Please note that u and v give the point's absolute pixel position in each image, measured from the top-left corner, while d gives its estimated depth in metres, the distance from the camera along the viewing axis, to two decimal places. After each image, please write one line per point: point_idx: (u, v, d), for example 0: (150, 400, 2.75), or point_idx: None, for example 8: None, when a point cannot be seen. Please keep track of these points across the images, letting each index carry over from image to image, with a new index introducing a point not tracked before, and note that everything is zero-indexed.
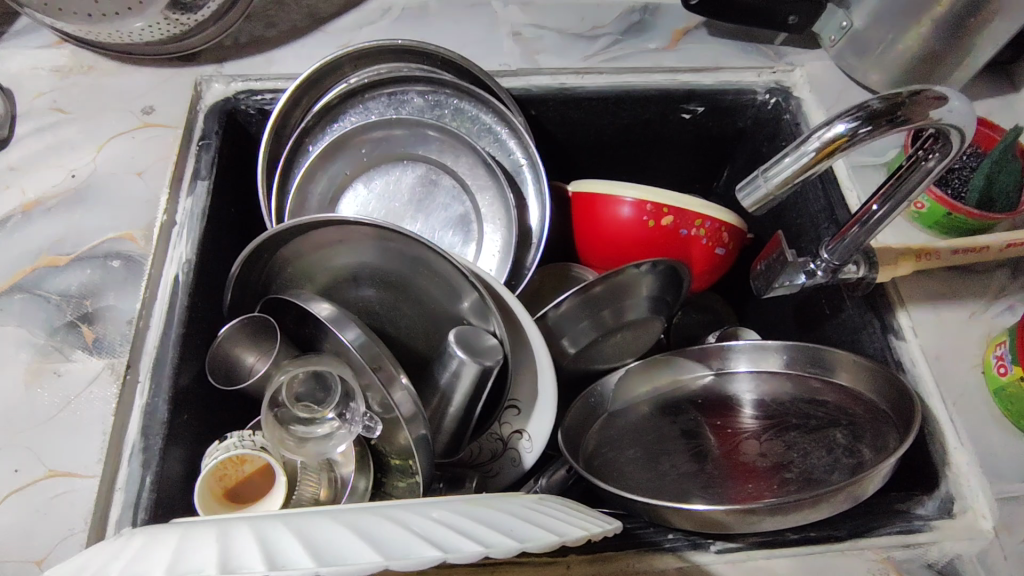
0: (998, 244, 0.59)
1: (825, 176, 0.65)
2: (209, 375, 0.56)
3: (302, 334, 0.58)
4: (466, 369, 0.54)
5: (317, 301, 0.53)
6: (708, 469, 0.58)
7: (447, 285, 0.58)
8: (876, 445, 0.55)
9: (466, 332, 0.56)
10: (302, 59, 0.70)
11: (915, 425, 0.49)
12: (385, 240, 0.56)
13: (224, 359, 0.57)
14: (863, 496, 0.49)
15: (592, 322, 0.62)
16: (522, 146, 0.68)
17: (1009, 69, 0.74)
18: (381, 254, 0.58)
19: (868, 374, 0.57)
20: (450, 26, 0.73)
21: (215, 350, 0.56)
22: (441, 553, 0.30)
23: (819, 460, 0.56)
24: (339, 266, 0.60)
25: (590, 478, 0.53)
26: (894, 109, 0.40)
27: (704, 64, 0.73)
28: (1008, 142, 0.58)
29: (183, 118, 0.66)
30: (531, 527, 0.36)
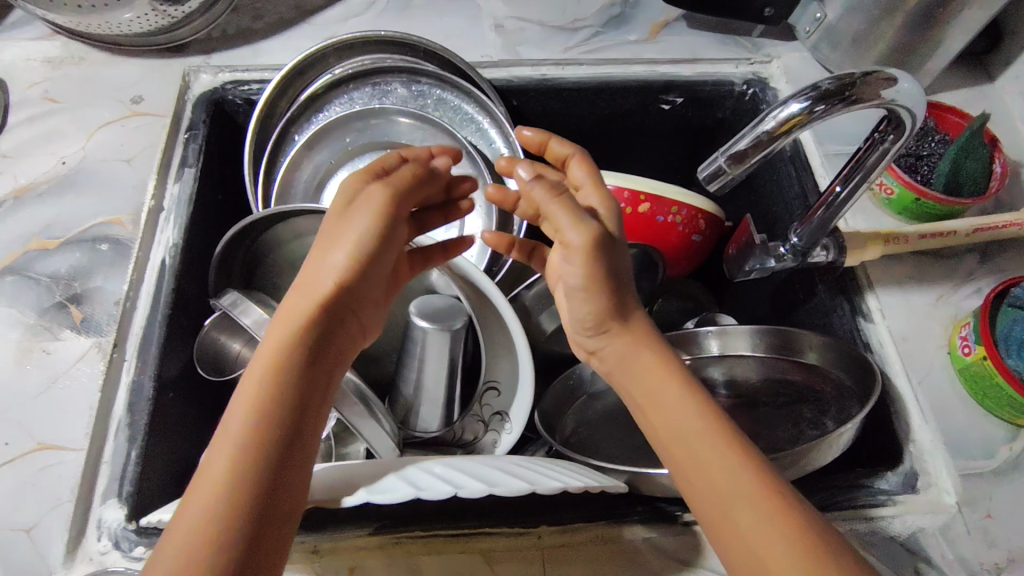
0: (966, 229, 0.60)
1: (799, 164, 0.66)
2: (198, 364, 0.58)
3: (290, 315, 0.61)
4: (430, 337, 0.56)
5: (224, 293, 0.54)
6: None
7: None
8: (839, 418, 0.58)
9: (424, 303, 0.57)
10: (289, 50, 0.71)
11: (872, 397, 0.51)
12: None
13: (212, 347, 0.59)
14: (817, 462, 0.52)
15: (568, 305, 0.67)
16: (503, 135, 0.70)
17: (983, 61, 0.76)
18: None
19: (832, 352, 0.59)
20: (434, 18, 0.75)
21: (202, 339, 0.58)
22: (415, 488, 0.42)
23: (784, 433, 0.60)
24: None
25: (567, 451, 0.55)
26: (846, 89, 0.43)
27: (682, 56, 0.75)
28: (974, 131, 0.59)
29: (171, 107, 0.67)
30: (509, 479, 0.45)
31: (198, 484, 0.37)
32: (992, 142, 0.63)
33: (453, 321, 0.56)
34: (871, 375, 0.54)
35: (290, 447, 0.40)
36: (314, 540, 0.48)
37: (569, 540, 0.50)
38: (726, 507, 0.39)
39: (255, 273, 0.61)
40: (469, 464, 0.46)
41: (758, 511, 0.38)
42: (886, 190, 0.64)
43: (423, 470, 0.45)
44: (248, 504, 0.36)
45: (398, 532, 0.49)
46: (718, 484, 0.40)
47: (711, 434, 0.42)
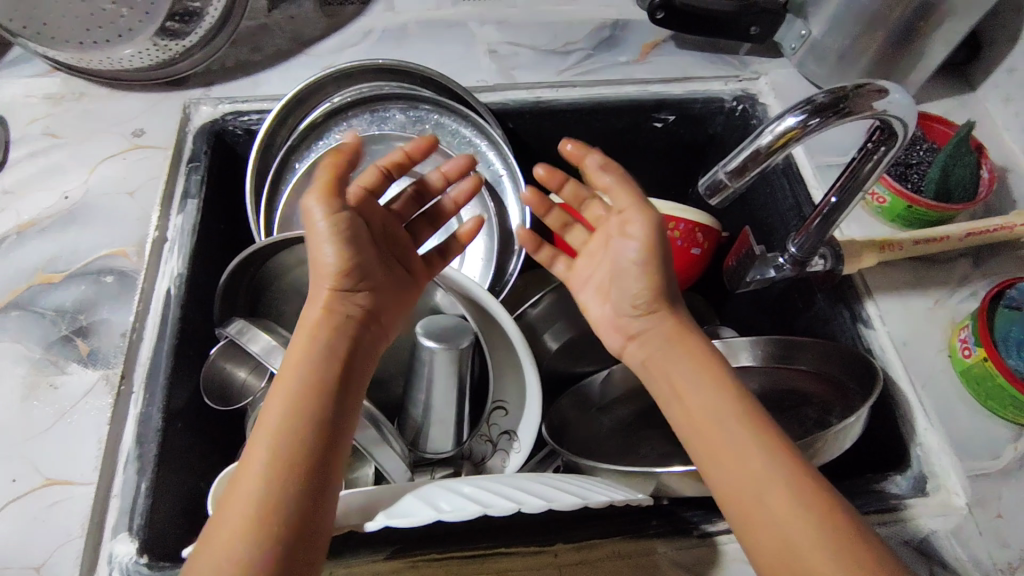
0: (958, 233, 0.62)
1: (790, 175, 0.68)
2: (205, 396, 0.58)
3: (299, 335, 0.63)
4: (438, 357, 0.56)
5: (229, 321, 0.54)
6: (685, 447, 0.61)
7: None
8: (843, 413, 0.58)
9: (432, 323, 0.57)
10: (287, 80, 0.72)
11: (876, 391, 0.52)
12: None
13: (218, 377, 0.58)
14: (826, 455, 0.53)
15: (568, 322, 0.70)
16: (501, 156, 0.71)
17: (964, 71, 0.78)
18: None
19: (825, 351, 0.60)
20: (429, 46, 0.76)
21: (208, 367, 0.58)
22: (480, 507, 0.42)
23: (790, 430, 0.60)
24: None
25: (577, 458, 0.56)
26: (839, 101, 0.43)
27: (673, 75, 0.76)
28: (960, 139, 0.61)
29: (173, 139, 0.68)
30: (561, 494, 0.44)
31: (238, 483, 0.41)
32: (978, 149, 0.65)
33: (460, 339, 0.56)
34: (868, 364, 0.55)
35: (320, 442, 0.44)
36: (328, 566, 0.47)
37: (588, 554, 0.50)
38: (738, 474, 0.44)
39: (260, 301, 0.62)
40: (521, 482, 0.46)
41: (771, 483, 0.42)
42: (877, 199, 0.65)
43: (476, 488, 0.45)
44: (287, 499, 0.40)
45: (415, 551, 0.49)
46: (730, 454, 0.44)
47: (732, 410, 0.46)
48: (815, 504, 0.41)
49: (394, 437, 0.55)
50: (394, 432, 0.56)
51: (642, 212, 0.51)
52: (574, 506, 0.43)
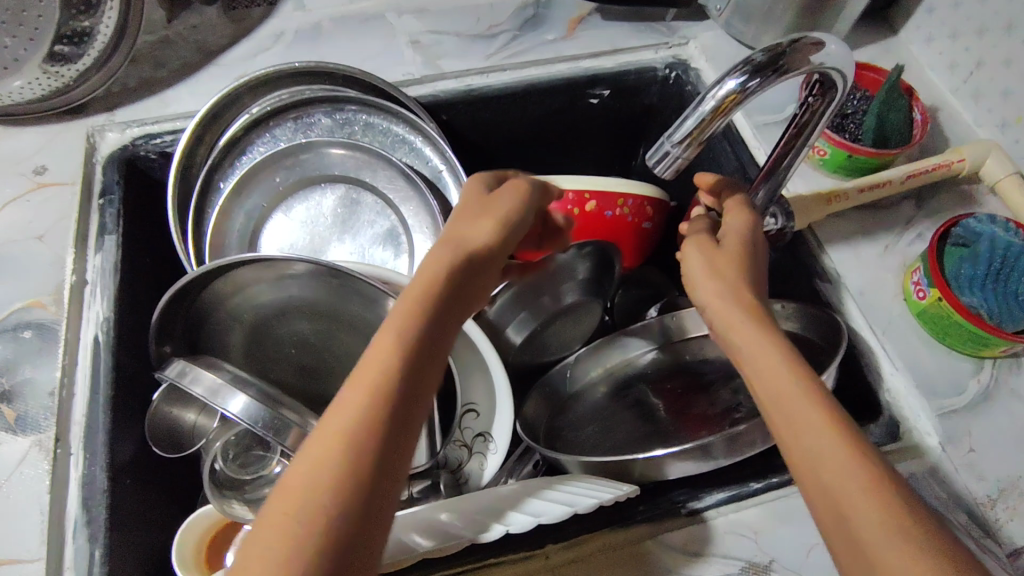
0: (899, 176, 0.63)
1: (732, 137, 0.68)
2: (154, 447, 0.54)
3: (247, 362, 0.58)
4: None
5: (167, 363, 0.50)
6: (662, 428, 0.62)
7: (364, 296, 0.55)
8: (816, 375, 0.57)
9: None
10: (198, 95, 0.67)
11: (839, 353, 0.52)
12: (328, 280, 0.55)
13: (167, 425, 0.55)
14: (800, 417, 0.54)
15: (532, 311, 0.67)
16: (438, 152, 0.68)
17: (883, 15, 0.79)
18: (314, 287, 0.56)
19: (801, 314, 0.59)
20: (347, 43, 0.72)
21: (153, 417, 0.54)
22: (473, 535, 0.43)
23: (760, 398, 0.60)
24: (271, 298, 0.57)
25: (554, 454, 0.54)
26: (779, 60, 0.42)
27: (602, 49, 0.75)
28: (892, 83, 0.61)
29: (79, 173, 0.62)
30: (552, 506, 0.44)
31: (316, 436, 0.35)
32: (909, 92, 0.66)
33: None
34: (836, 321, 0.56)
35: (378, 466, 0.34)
36: None
37: (578, 551, 0.48)
38: (817, 467, 0.34)
39: (201, 337, 0.56)
40: (500, 496, 0.47)
41: (847, 471, 0.33)
42: (819, 152, 0.65)
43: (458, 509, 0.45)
44: (313, 524, 0.32)
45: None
46: (803, 434, 0.36)
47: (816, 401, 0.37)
48: (896, 507, 0.32)
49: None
50: None
51: (699, 242, 0.52)
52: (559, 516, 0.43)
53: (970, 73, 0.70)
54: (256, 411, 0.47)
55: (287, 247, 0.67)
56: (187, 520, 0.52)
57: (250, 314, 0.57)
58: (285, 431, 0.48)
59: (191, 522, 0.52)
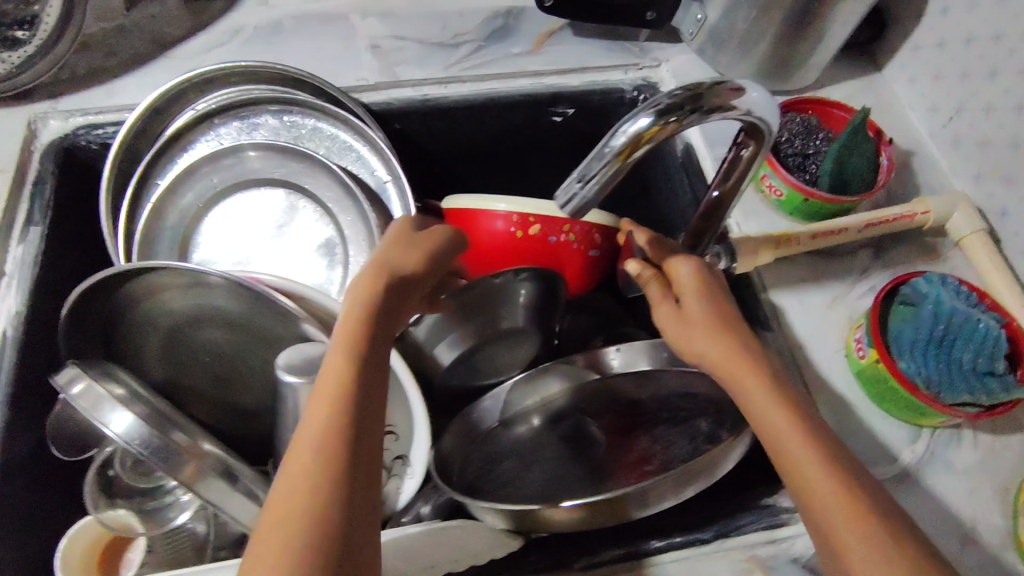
0: (856, 225, 0.59)
1: (690, 169, 0.65)
2: (53, 446, 0.53)
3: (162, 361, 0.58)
4: (301, 390, 0.51)
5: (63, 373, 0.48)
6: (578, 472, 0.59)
7: (277, 313, 0.54)
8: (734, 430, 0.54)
9: (291, 354, 0.53)
10: (145, 88, 0.66)
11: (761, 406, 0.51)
12: (240, 295, 0.53)
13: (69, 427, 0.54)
14: (717, 473, 0.52)
15: (468, 330, 0.65)
16: (385, 163, 0.66)
17: (871, 49, 0.75)
18: (228, 298, 0.54)
19: None
20: (305, 43, 0.71)
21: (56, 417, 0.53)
22: None
23: (678, 448, 0.57)
24: (185, 305, 0.56)
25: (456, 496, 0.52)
26: (696, 99, 0.38)
27: (569, 66, 0.72)
28: (855, 127, 0.58)
29: (14, 160, 0.62)
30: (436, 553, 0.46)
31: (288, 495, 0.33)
32: (877, 134, 0.62)
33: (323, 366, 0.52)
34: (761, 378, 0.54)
35: (363, 474, 0.35)
36: None
37: None
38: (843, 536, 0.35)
39: (110, 336, 0.56)
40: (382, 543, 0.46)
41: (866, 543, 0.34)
42: (775, 192, 0.62)
43: None
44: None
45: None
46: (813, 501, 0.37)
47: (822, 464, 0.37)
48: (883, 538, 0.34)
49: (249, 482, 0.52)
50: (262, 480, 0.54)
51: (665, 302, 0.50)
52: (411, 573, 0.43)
53: (950, 119, 0.66)
54: (141, 432, 0.47)
55: (221, 248, 0.66)
56: (69, 530, 0.53)
57: (164, 319, 0.57)
58: (169, 457, 0.47)
59: (72, 533, 0.52)
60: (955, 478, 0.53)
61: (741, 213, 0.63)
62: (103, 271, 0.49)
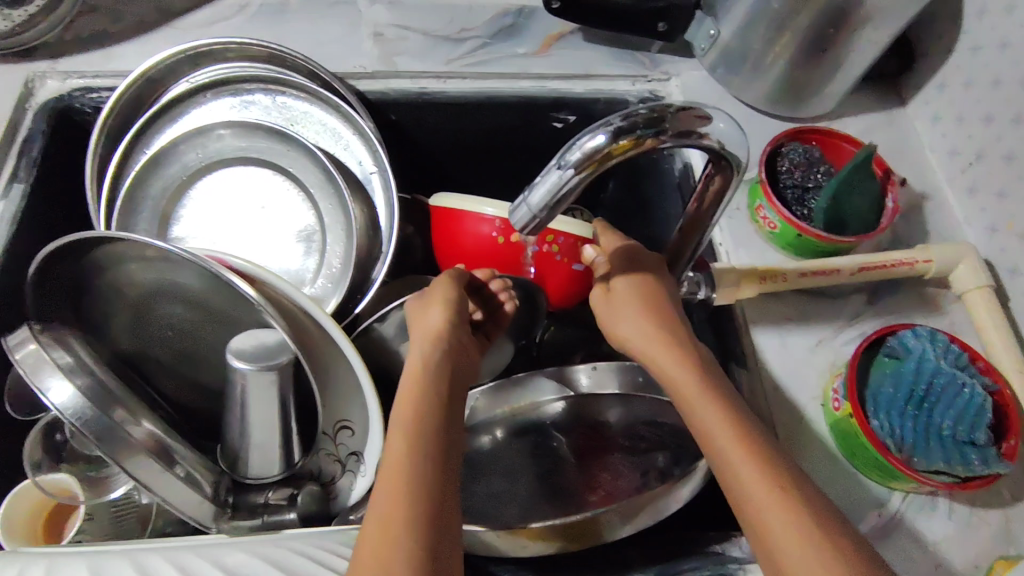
0: (851, 267, 0.56)
1: (685, 191, 0.62)
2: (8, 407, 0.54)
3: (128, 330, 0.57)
4: (250, 376, 0.51)
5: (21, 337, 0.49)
6: (526, 490, 0.56)
7: (239, 295, 0.53)
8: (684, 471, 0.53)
9: (241, 342, 0.52)
10: (144, 56, 0.66)
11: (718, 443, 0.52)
12: (209, 274, 0.52)
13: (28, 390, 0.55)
14: (665, 512, 0.53)
15: None
16: (372, 153, 0.66)
17: (895, 82, 0.71)
18: (192, 277, 0.53)
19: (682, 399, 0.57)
20: (309, 25, 0.70)
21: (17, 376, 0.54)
22: None
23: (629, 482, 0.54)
24: (148, 279, 0.54)
25: None
26: (658, 122, 0.36)
27: (574, 71, 0.69)
28: (858, 164, 0.54)
29: (7, 116, 0.62)
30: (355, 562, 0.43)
31: (386, 498, 0.36)
32: (885, 173, 0.58)
33: (278, 355, 0.51)
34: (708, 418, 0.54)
35: (447, 511, 0.37)
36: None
37: None
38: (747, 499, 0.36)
39: (81, 302, 0.54)
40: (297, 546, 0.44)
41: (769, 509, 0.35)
42: (769, 223, 0.59)
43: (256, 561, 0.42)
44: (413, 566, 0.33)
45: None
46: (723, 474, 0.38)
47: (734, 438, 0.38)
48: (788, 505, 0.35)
49: (187, 467, 0.53)
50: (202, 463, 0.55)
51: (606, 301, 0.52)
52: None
53: (969, 164, 0.62)
54: (76, 404, 0.48)
55: (201, 224, 0.66)
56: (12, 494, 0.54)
57: (128, 290, 0.55)
58: (106, 434, 0.49)
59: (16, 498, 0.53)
60: (921, 548, 0.50)
61: (731, 241, 0.61)
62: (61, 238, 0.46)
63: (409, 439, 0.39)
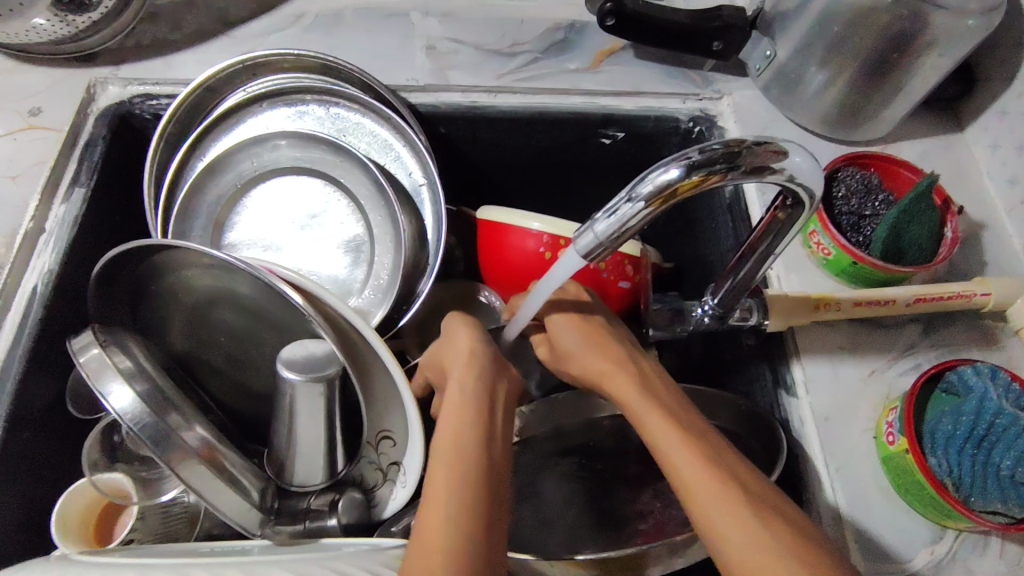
0: (907, 298, 0.54)
1: (736, 213, 0.62)
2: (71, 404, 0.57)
3: (183, 334, 0.59)
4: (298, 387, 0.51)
5: (79, 340, 0.50)
6: (568, 513, 0.56)
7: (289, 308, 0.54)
8: None
9: (291, 352, 0.52)
10: (202, 64, 0.67)
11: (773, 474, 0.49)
12: (264, 288, 0.52)
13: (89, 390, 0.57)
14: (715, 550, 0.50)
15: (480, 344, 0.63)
16: (422, 166, 0.66)
17: (954, 107, 0.69)
18: (248, 288, 0.54)
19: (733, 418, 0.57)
20: (363, 36, 0.70)
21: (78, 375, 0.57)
22: None
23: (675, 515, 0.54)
24: (206, 285, 0.55)
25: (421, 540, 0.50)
26: (733, 157, 0.36)
27: (624, 88, 0.69)
28: (919, 193, 0.53)
29: (69, 121, 0.64)
30: None
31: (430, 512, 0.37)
32: (945, 203, 0.57)
33: (324, 367, 0.51)
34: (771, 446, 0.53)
35: (489, 549, 0.37)
36: None
37: None
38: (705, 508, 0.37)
39: (139, 304, 0.55)
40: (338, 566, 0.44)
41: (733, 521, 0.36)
42: (823, 249, 0.58)
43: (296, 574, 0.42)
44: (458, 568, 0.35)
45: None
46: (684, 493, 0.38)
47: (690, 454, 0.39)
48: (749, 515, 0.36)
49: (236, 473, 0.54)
50: (243, 465, 0.55)
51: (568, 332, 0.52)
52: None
53: None
54: (136, 409, 0.49)
55: (253, 231, 0.67)
56: (63, 496, 0.55)
57: (184, 297, 0.56)
58: (162, 441, 0.49)
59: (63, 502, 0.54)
60: None
61: (782, 266, 0.60)
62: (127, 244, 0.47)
63: (450, 461, 0.40)
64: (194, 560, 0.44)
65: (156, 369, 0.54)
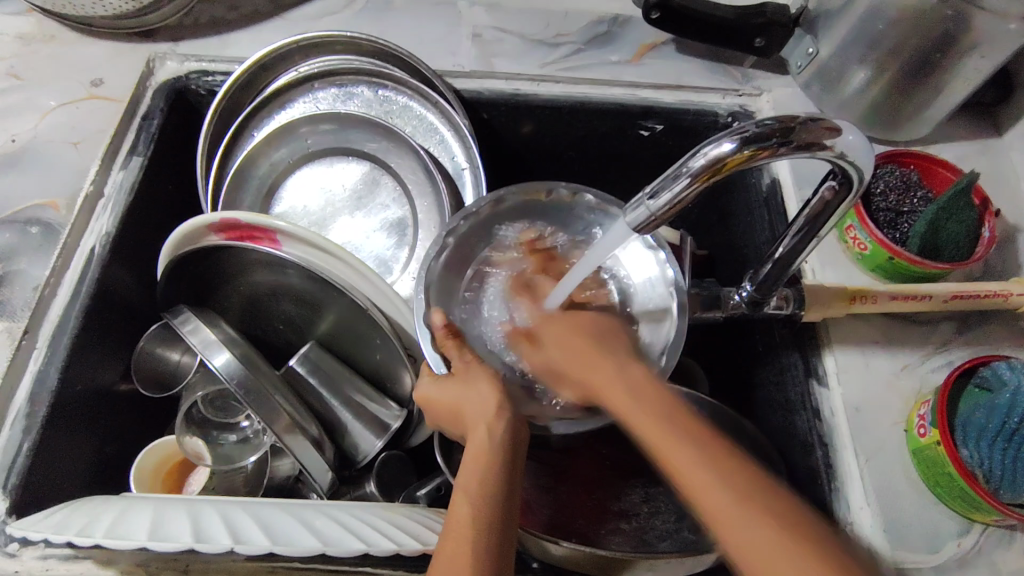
0: (944, 295, 0.55)
1: (773, 207, 0.62)
2: (140, 383, 0.60)
3: (242, 312, 0.61)
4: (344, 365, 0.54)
5: (184, 317, 0.55)
6: (591, 498, 0.58)
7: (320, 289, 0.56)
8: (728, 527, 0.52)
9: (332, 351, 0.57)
10: (256, 44, 0.70)
11: None
12: (311, 274, 0.54)
13: (151, 366, 0.60)
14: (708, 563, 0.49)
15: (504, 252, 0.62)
16: (465, 150, 0.67)
17: (993, 111, 0.70)
18: (300, 279, 0.55)
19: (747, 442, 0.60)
20: (411, 22, 0.72)
21: (140, 354, 0.60)
22: (319, 545, 0.42)
23: (663, 522, 0.56)
24: (264, 280, 0.57)
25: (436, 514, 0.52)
26: (787, 133, 0.37)
27: (666, 81, 0.70)
28: (959, 191, 0.54)
29: (129, 93, 0.66)
30: (373, 535, 0.45)
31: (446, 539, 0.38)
32: (983, 203, 0.57)
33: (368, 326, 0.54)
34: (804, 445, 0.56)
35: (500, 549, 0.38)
36: (187, 560, 0.44)
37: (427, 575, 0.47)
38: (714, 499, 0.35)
39: (207, 293, 0.59)
40: (347, 515, 0.47)
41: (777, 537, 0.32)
42: (859, 245, 0.59)
43: (307, 515, 0.46)
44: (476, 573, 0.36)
45: (193, 561, 0.44)
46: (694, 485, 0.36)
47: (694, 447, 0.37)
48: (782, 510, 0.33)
49: (318, 435, 0.56)
50: (310, 416, 0.56)
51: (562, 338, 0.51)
52: (351, 553, 0.42)
53: None
54: (237, 371, 0.53)
55: (299, 206, 0.69)
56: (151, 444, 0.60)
57: (245, 290, 0.59)
58: (255, 394, 0.52)
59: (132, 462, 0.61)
60: None
61: (818, 260, 0.61)
62: (180, 228, 0.55)
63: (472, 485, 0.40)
64: (225, 499, 0.47)
65: (241, 340, 0.56)
